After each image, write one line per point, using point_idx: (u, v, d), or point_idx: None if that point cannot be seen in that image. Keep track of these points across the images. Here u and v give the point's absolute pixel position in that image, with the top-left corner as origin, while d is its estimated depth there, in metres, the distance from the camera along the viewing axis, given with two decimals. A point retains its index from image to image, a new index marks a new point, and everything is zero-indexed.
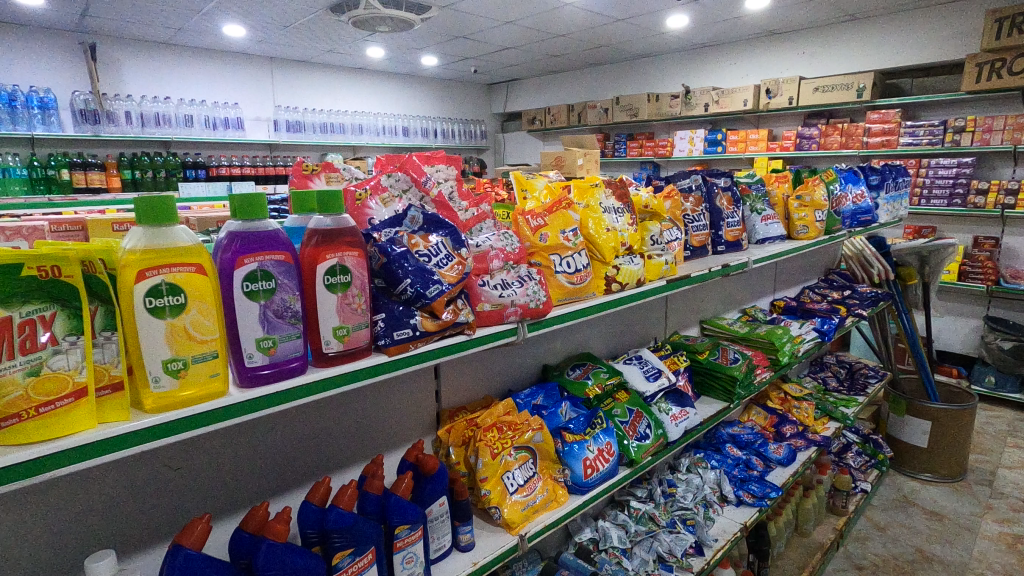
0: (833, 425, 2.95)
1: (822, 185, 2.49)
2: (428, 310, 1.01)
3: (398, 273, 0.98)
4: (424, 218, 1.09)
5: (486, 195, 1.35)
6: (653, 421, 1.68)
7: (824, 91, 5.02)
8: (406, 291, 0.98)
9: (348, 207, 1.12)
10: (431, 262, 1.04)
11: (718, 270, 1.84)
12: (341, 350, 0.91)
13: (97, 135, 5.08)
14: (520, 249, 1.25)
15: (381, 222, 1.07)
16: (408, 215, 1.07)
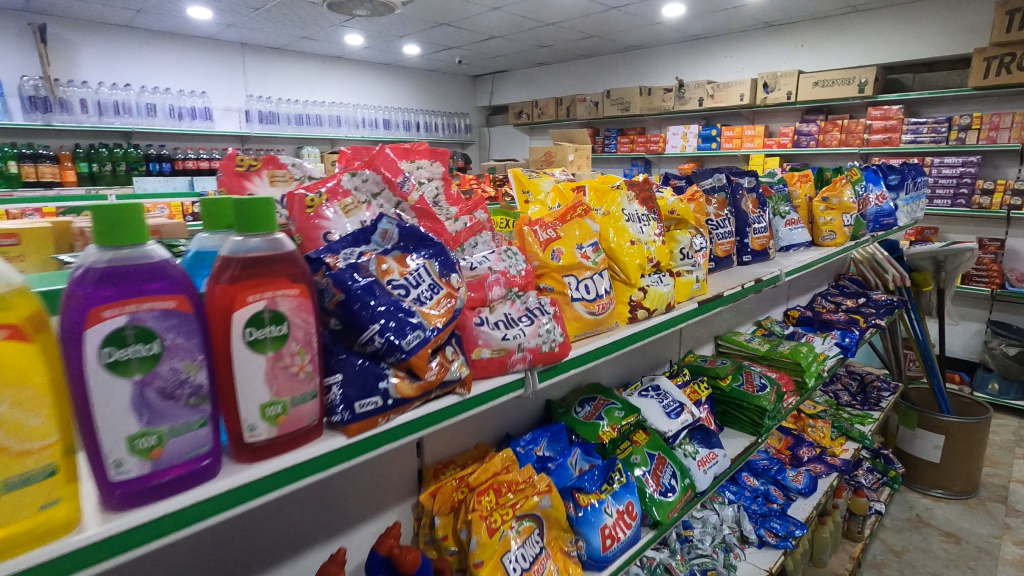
0: (852, 447, 2.71)
1: (849, 186, 2.25)
2: (405, 368, 0.71)
3: (363, 316, 0.69)
4: (401, 235, 0.80)
5: (481, 200, 1.08)
6: (678, 468, 1.42)
7: (823, 86, 4.77)
8: (373, 344, 0.68)
9: (296, 218, 0.82)
10: (409, 297, 0.74)
11: (751, 286, 1.58)
12: (274, 436, 0.61)
13: (49, 125, 4.66)
14: (527, 273, 0.96)
15: (339, 239, 0.78)
16: (379, 229, 0.78)
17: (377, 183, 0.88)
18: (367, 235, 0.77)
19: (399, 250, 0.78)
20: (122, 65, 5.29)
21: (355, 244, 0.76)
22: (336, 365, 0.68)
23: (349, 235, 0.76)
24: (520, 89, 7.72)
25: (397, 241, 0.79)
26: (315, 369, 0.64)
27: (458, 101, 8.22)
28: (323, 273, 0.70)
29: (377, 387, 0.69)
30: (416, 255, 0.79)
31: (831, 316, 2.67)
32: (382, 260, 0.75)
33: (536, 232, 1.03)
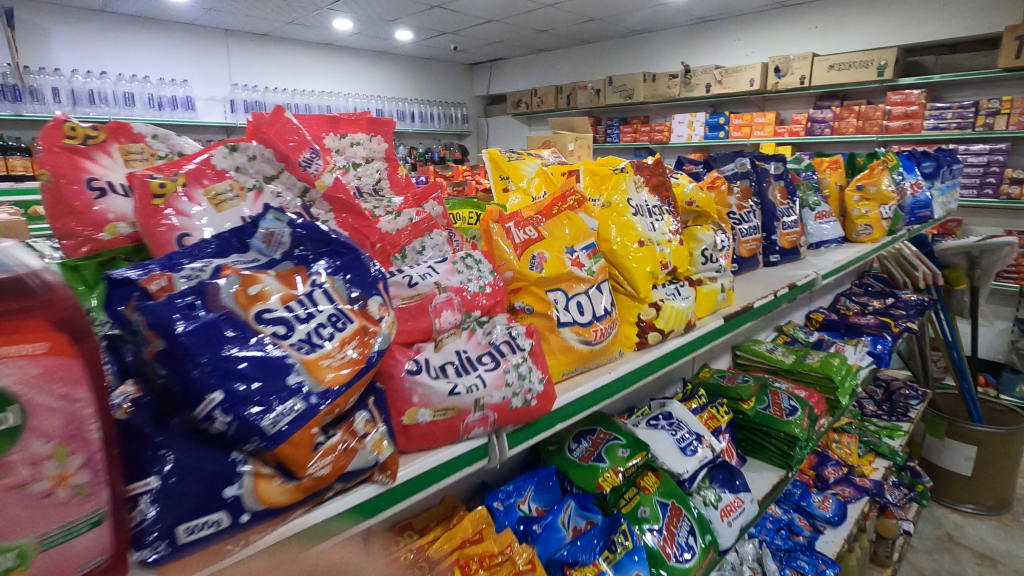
0: (882, 466, 2.42)
1: (886, 172, 1.98)
2: (274, 458, 0.43)
3: (193, 376, 0.41)
4: (292, 237, 0.53)
5: (436, 189, 0.79)
6: (696, 522, 1.15)
7: (839, 69, 4.30)
8: (215, 426, 0.41)
9: (137, 212, 0.54)
10: (293, 336, 0.46)
11: (784, 294, 1.30)
12: None
13: (18, 116, 4.05)
14: (496, 289, 0.69)
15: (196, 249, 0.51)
16: (259, 229, 0.53)
17: (270, 161, 0.60)
18: (243, 237, 0.53)
19: (291, 263, 0.52)
20: (99, 52, 4.68)
21: (215, 257, 0.50)
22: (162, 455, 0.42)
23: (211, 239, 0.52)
24: (519, 77, 7.35)
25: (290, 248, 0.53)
26: (98, 478, 0.37)
27: (454, 90, 7.78)
28: (132, 305, 0.42)
29: (222, 498, 0.42)
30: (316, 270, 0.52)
31: (860, 320, 2.37)
32: (249, 281, 0.48)
33: (511, 231, 0.75)
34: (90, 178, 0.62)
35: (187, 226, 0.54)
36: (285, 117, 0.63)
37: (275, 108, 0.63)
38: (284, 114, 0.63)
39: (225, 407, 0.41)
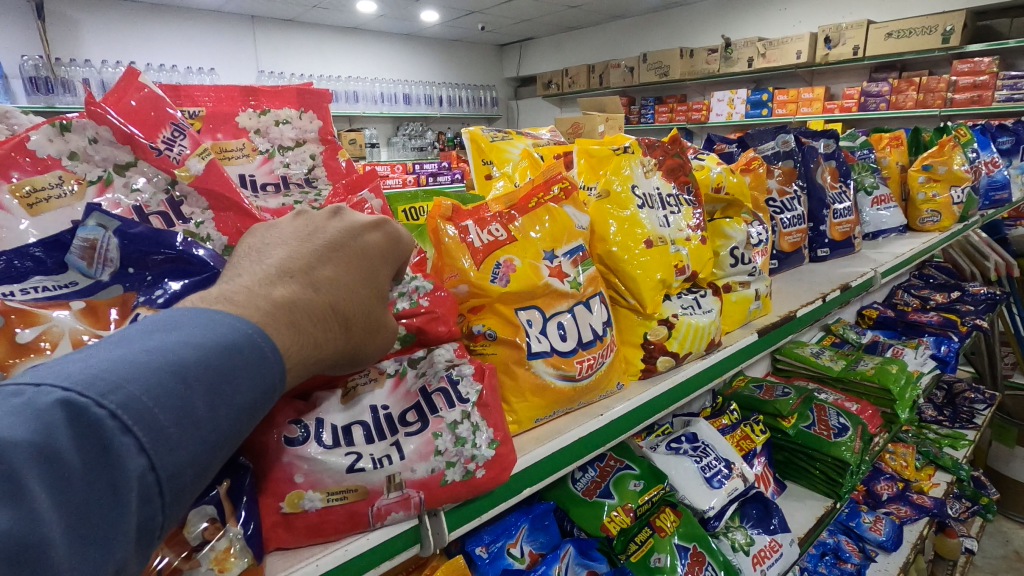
0: (944, 480, 2.13)
1: (959, 149, 1.71)
2: None
3: None
4: (121, 251, 0.45)
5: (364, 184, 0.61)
6: (721, 568, 0.97)
7: (898, 37, 3.85)
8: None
9: None
10: None
11: (838, 297, 1.09)
12: None
13: (53, 108, 3.73)
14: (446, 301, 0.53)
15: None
16: (76, 239, 0.45)
17: (113, 143, 0.49)
18: (58, 252, 0.45)
19: (121, 285, 0.45)
20: (128, 42, 4.37)
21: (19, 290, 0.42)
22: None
23: (21, 252, 0.44)
24: (549, 57, 7.03)
25: (120, 266, 0.45)
26: None
27: (484, 72, 7.45)
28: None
29: None
30: (150, 295, 0.44)
31: (920, 317, 2.09)
32: (29, 319, 0.39)
33: (470, 231, 0.59)
34: None
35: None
36: (139, 82, 0.51)
37: (127, 70, 0.51)
38: (139, 79, 0.51)
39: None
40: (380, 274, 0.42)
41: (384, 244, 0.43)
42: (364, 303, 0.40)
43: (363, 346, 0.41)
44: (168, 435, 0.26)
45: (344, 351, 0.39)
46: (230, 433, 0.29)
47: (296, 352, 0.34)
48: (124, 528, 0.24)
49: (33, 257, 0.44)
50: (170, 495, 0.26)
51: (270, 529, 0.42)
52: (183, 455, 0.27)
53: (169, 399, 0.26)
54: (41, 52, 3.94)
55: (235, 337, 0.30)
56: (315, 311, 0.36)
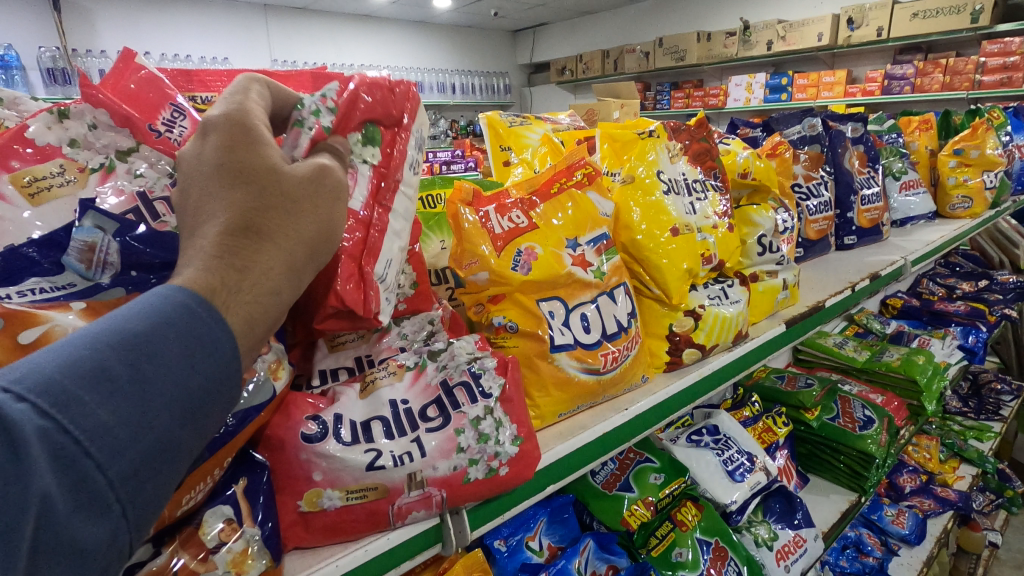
0: (969, 473, 2.08)
1: (993, 132, 1.65)
2: None
3: None
4: (121, 254, 0.42)
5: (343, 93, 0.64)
6: (745, 564, 0.95)
7: (924, 18, 3.69)
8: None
9: None
10: None
11: (868, 286, 1.06)
12: None
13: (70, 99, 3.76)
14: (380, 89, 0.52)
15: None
16: (73, 241, 0.42)
17: (113, 128, 0.46)
18: (54, 252, 0.42)
19: (123, 287, 0.42)
20: (142, 33, 4.37)
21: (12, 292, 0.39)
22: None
23: (14, 255, 0.40)
24: (564, 44, 6.92)
25: (122, 269, 0.43)
26: None
27: (497, 58, 7.35)
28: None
29: None
30: None
31: (946, 307, 2.03)
32: (28, 321, 0.36)
33: (490, 218, 0.57)
34: None
35: None
36: (138, 64, 0.50)
37: (123, 51, 0.49)
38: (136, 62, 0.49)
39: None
40: (249, 155, 0.34)
41: (226, 134, 0.34)
42: (254, 201, 0.33)
43: (308, 235, 0.35)
44: (80, 400, 0.23)
45: (299, 255, 0.34)
46: (170, 395, 0.26)
47: (234, 282, 0.30)
48: (32, 495, 0.21)
49: (28, 257, 0.41)
50: (105, 457, 0.23)
51: (288, 528, 0.41)
52: (104, 413, 0.24)
53: (80, 367, 0.24)
54: (58, 44, 3.95)
55: (161, 302, 0.27)
56: (221, 247, 0.31)
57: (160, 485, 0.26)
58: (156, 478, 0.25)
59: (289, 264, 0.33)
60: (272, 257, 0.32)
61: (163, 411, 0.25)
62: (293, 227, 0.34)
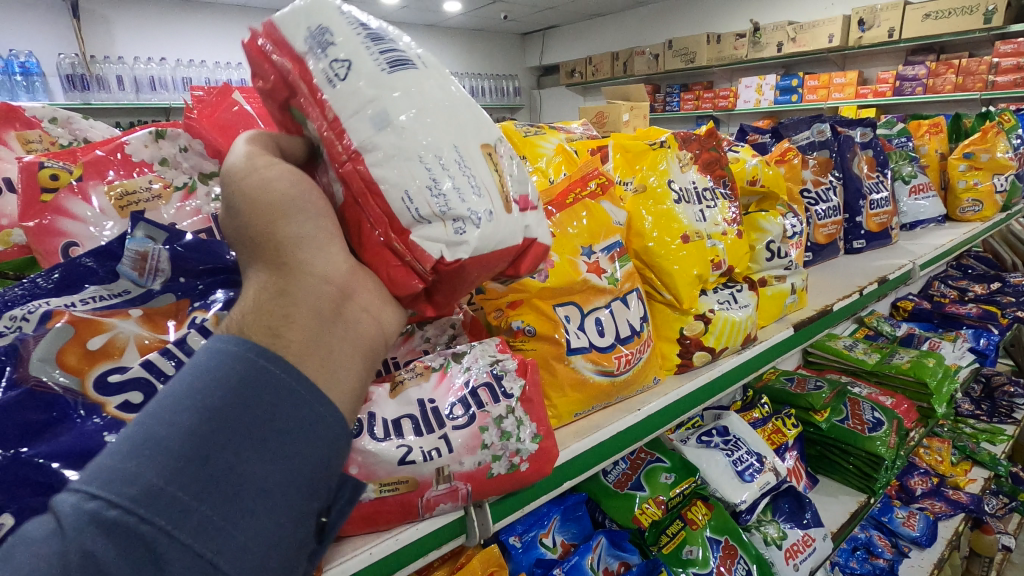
0: (982, 476, 2.08)
1: (1003, 136, 1.66)
2: None
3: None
4: (171, 262, 0.42)
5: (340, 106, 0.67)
6: (754, 563, 0.98)
7: (936, 18, 3.67)
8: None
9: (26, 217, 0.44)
10: None
11: (874, 290, 1.07)
12: None
13: (89, 105, 3.85)
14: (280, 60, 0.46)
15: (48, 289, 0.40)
16: (126, 249, 0.41)
17: (202, 155, 0.50)
18: (110, 261, 0.42)
19: (172, 293, 0.42)
20: (160, 38, 4.46)
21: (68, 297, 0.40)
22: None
23: (74, 263, 0.41)
24: (573, 46, 6.94)
25: (172, 276, 0.43)
26: None
27: (507, 61, 7.38)
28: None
29: None
30: (204, 301, 0.42)
31: (958, 309, 2.03)
32: (94, 328, 0.38)
33: None
34: None
35: (78, 233, 0.45)
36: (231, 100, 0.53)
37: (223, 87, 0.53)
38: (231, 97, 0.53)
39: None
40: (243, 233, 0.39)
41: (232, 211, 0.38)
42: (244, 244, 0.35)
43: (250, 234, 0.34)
44: (154, 487, 0.26)
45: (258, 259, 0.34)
46: (211, 446, 0.28)
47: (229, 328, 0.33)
48: (82, 562, 0.24)
49: (86, 266, 0.41)
50: (165, 520, 0.26)
51: None
52: (168, 472, 0.27)
53: (129, 447, 0.27)
54: (78, 51, 4.04)
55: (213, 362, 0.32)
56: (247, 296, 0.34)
57: (261, 528, 0.28)
58: (232, 526, 0.27)
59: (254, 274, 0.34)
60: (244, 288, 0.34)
61: (235, 443, 0.28)
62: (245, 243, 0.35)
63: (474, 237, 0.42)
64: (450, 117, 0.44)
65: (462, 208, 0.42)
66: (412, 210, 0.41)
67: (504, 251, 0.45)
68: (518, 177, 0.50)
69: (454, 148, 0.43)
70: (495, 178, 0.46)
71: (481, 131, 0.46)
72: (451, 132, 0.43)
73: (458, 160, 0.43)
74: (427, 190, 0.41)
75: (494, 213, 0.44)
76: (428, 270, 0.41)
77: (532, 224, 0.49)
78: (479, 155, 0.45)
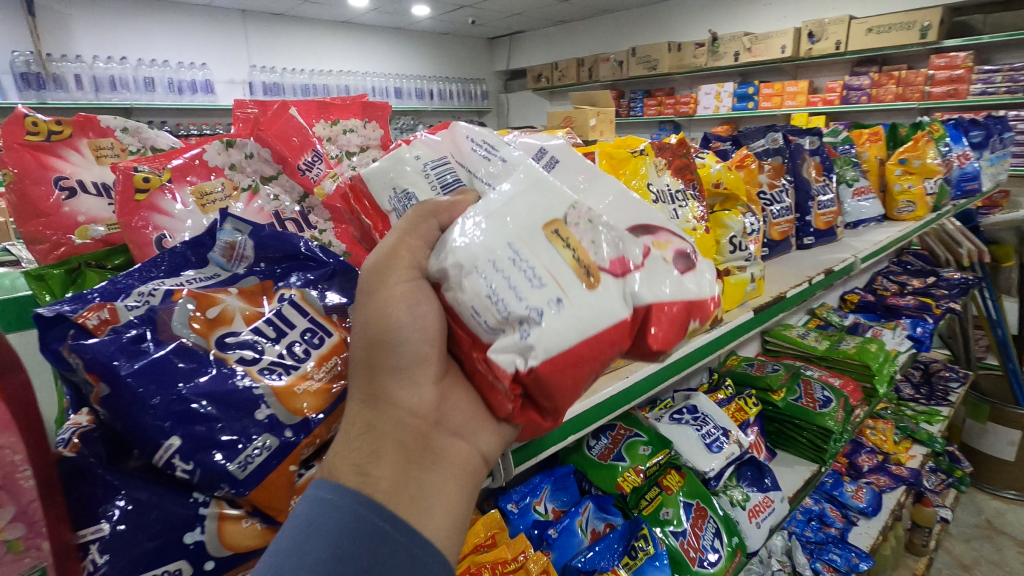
0: (920, 452, 2.28)
1: (933, 144, 1.85)
2: (246, 504, 0.39)
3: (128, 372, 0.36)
4: (256, 250, 0.49)
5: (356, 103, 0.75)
6: (722, 523, 1.09)
7: (878, 32, 3.94)
8: (176, 474, 0.37)
9: (119, 216, 0.50)
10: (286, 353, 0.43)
11: (821, 279, 1.22)
12: None
13: (45, 104, 3.76)
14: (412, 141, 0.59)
15: (147, 269, 0.46)
16: (219, 240, 0.48)
17: (268, 161, 0.57)
18: (202, 251, 0.48)
19: (256, 275, 0.48)
20: (120, 35, 4.37)
21: (169, 276, 0.45)
22: (165, 450, 0.36)
23: (171, 253, 0.48)
24: (539, 51, 7.07)
25: (254, 261, 0.49)
26: (37, 530, 0.33)
27: (473, 65, 7.46)
28: (68, 346, 0.37)
29: (181, 546, 0.37)
30: (285, 281, 0.48)
31: (898, 301, 2.22)
32: (206, 301, 0.43)
33: None
34: (59, 177, 0.57)
35: (173, 227, 0.51)
36: (288, 115, 0.59)
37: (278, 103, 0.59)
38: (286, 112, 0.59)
39: (185, 453, 0.36)
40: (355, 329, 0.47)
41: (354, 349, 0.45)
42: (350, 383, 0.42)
43: (356, 353, 0.41)
44: None
45: (362, 379, 0.41)
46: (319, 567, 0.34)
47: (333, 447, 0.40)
48: None
49: (179, 254, 0.48)
50: None
51: None
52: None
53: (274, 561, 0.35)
54: (32, 48, 3.94)
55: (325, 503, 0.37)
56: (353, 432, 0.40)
57: None
58: None
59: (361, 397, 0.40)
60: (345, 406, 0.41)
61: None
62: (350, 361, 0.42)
63: (540, 338, 0.40)
64: (499, 210, 0.45)
65: (520, 306, 0.41)
66: (483, 323, 0.41)
67: (602, 338, 0.43)
68: (605, 239, 0.48)
69: (507, 242, 0.44)
70: (566, 257, 0.45)
71: (545, 212, 0.46)
72: (501, 225, 0.44)
73: (513, 252, 0.43)
74: (488, 299, 0.41)
75: (562, 297, 0.42)
76: (511, 384, 0.41)
77: (633, 289, 0.47)
78: (541, 238, 0.45)
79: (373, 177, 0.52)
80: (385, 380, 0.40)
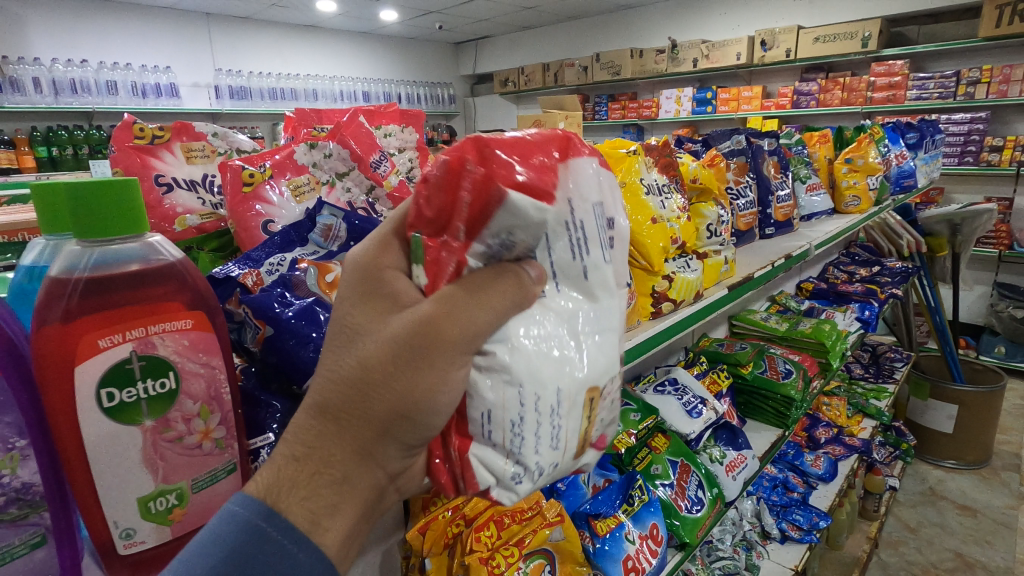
0: (870, 425, 2.51)
1: (874, 145, 2.08)
2: None
3: (284, 316, 0.48)
4: (348, 231, 0.59)
5: (390, 114, 0.88)
6: (704, 477, 1.26)
7: (825, 41, 4.24)
8: None
9: (230, 205, 0.61)
10: None
11: (781, 263, 1.39)
12: (157, 545, 0.41)
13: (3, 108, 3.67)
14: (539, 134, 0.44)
15: (268, 246, 0.57)
16: (318, 223, 0.59)
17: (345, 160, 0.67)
18: (303, 232, 0.59)
19: (349, 252, 0.58)
20: (79, 38, 4.29)
21: (285, 250, 0.56)
22: None
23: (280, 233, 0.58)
24: (506, 57, 7.21)
25: (346, 240, 0.59)
26: (231, 433, 0.44)
27: (440, 69, 7.54)
28: (238, 300, 0.49)
29: None
30: None
31: (847, 288, 2.43)
32: (325, 269, 0.54)
33: None
34: (157, 175, 0.67)
35: (278, 215, 0.62)
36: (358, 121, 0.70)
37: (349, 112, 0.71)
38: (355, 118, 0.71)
39: None
40: (344, 306, 0.39)
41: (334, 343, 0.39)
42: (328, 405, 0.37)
43: (357, 403, 0.37)
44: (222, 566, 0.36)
45: (353, 430, 0.37)
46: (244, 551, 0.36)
47: (290, 468, 0.37)
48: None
49: (287, 236, 0.58)
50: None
51: None
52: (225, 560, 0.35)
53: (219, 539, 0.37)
54: None
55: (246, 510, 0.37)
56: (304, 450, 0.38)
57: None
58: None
59: (359, 449, 0.37)
60: (333, 442, 0.37)
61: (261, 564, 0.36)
62: (364, 411, 0.37)
63: (523, 491, 0.43)
64: (564, 344, 0.42)
65: (532, 460, 0.42)
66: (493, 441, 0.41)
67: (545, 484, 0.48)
68: (610, 418, 0.49)
69: (558, 390, 0.41)
70: (583, 425, 0.45)
71: (599, 374, 0.44)
72: (561, 368, 0.41)
73: (557, 406, 0.41)
74: (512, 428, 0.40)
75: (559, 464, 0.44)
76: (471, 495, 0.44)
77: (587, 461, 0.51)
78: (581, 403, 0.43)
79: (510, 214, 0.38)
80: (374, 448, 0.38)
